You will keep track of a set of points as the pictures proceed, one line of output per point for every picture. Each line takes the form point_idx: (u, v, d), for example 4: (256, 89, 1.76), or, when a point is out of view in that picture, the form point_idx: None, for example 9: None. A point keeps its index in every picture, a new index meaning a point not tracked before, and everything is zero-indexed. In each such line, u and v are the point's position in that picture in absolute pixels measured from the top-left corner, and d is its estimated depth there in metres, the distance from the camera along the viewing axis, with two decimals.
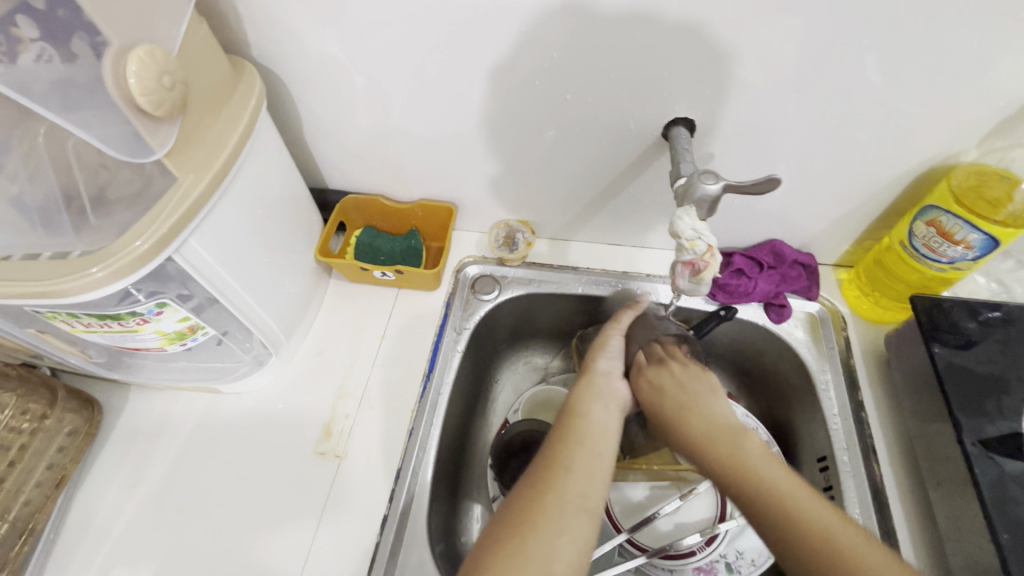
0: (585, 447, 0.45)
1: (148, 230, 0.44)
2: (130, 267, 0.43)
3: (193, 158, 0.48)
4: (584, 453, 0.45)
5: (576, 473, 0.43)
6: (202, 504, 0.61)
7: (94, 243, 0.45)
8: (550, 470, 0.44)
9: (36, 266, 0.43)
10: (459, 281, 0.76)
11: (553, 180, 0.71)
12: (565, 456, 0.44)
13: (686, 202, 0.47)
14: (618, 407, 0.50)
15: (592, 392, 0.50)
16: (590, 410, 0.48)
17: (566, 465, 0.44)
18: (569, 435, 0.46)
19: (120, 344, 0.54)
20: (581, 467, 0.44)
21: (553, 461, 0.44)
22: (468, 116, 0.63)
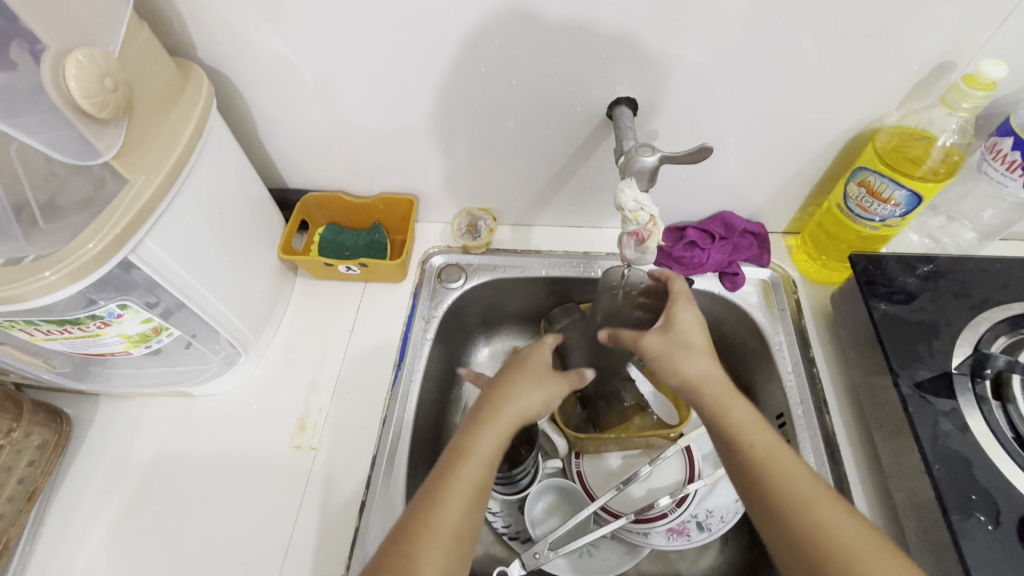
0: (467, 495, 0.47)
1: (101, 232, 0.45)
2: (84, 269, 0.44)
3: (143, 160, 0.48)
4: (452, 508, 0.46)
5: (439, 536, 0.45)
6: (179, 505, 0.61)
7: (47, 247, 0.45)
8: (418, 537, 0.45)
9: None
10: (425, 272, 0.78)
11: (509, 167, 0.72)
12: (442, 510, 0.46)
13: (627, 175, 0.49)
14: (494, 442, 0.50)
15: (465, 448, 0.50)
16: (481, 448, 0.50)
17: (438, 521, 0.46)
18: (453, 477, 0.48)
19: (83, 350, 0.54)
20: (443, 527, 0.46)
21: (426, 517, 0.46)
22: (421, 109, 0.65)
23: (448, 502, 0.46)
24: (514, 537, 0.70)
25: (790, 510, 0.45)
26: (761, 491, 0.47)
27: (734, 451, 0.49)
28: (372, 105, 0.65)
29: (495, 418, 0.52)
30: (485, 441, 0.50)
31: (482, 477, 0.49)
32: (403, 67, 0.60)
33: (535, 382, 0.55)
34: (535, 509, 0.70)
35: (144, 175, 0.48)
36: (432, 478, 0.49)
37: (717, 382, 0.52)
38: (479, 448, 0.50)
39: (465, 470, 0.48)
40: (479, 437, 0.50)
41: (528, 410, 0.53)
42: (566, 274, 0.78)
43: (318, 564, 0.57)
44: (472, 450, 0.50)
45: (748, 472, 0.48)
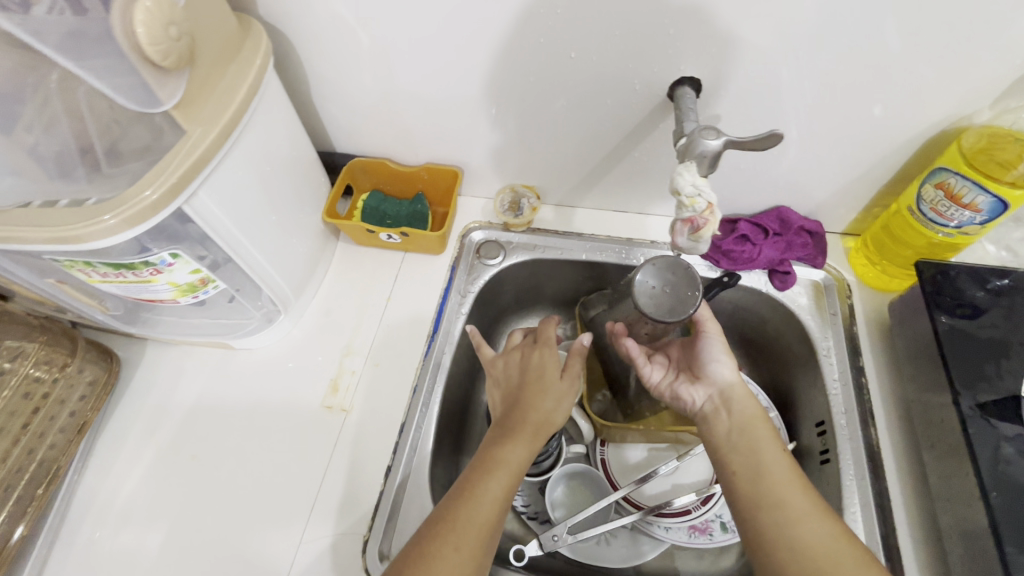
0: (494, 503, 0.48)
1: (154, 180, 0.45)
2: (141, 215, 0.45)
3: (201, 112, 0.48)
4: (481, 506, 0.47)
5: (465, 526, 0.46)
6: (215, 452, 0.64)
7: (105, 191, 0.46)
8: (448, 524, 0.46)
9: (53, 214, 0.44)
10: (465, 246, 0.77)
11: (560, 144, 0.70)
12: (470, 506, 0.47)
13: (687, 158, 0.47)
14: (522, 449, 0.51)
15: (491, 461, 0.50)
16: (510, 459, 0.50)
17: (467, 514, 0.46)
18: (481, 485, 0.48)
19: (136, 295, 0.55)
20: (468, 518, 0.46)
21: (456, 508, 0.47)
22: (474, 79, 0.63)
23: (477, 506, 0.47)
24: (533, 517, 0.70)
25: (796, 527, 0.47)
26: (775, 500, 0.48)
27: (749, 462, 0.51)
28: (425, 72, 0.63)
29: (522, 433, 0.52)
30: (516, 450, 0.51)
31: (509, 482, 0.49)
32: (461, 35, 0.59)
33: (558, 401, 0.55)
34: (556, 492, 0.70)
35: (200, 128, 0.48)
36: (458, 484, 0.49)
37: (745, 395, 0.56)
38: (509, 456, 0.50)
39: (495, 481, 0.49)
40: (507, 447, 0.51)
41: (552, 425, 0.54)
42: (606, 259, 0.76)
43: (343, 523, 0.59)
44: (503, 461, 0.50)
45: (757, 487, 0.50)
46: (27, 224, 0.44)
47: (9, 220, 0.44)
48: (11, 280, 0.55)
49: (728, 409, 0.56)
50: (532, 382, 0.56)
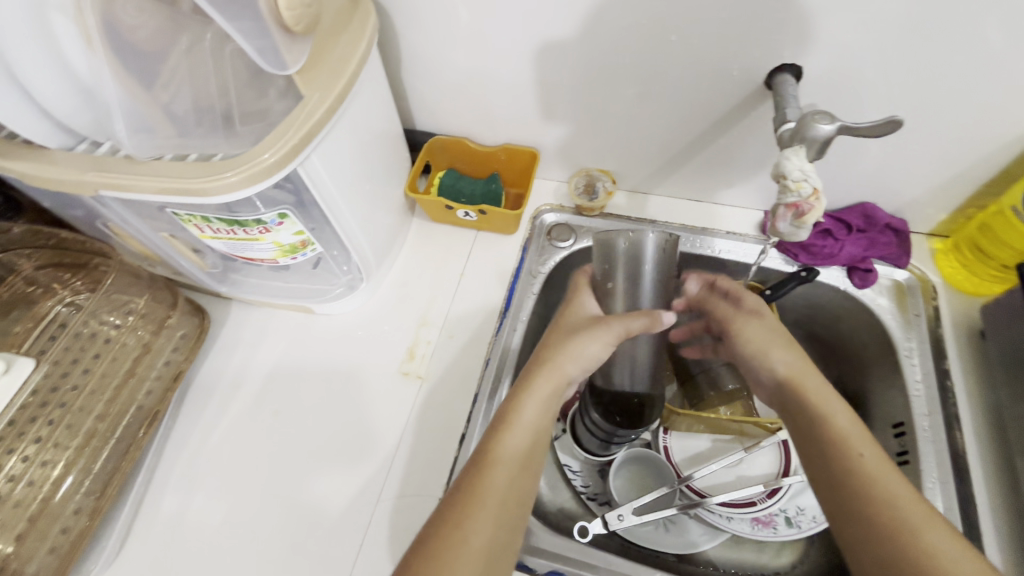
0: (513, 462, 0.50)
1: (278, 144, 0.48)
2: (258, 175, 0.47)
3: (317, 79, 0.50)
4: (503, 471, 0.49)
5: (490, 495, 0.47)
6: (297, 409, 0.67)
7: (231, 151, 0.49)
8: (473, 494, 0.47)
9: (184, 168, 0.47)
10: (536, 227, 0.78)
11: (643, 129, 0.70)
12: (493, 472, 0.49)
13: (795, 142, 0.46)
14: (540, 407, 0.53)
15: (514, 420, 0.52)
16: (523, 417, 0.52)
17: (491, 482, 0.48)
18: (501, 447, 0.50)
19: (240, 252, 0.58)
20: (495, 489, 0.48)
21: (482, 476, 0.48)
22: (565, 60, 0.64)
23: (496, 469, 0.49)
24: (593, 497, 0.71)
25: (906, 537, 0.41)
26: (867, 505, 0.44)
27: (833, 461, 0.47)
28: (517, 51, 0.64)
29: (537, 385, 0.54)
30: (526, 412, 0.52)
31: (527, 441, 0.51)
32: (560, 14, 0.59)
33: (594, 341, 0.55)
34: (619, 476, 0.70)
35: (319, 92, 0.50)
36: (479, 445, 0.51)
37: (810, 378, 0.53)
38: (522, 416, 0.52)
39: (507, 438, 0.51)
40: (523, 401, 0.53)
41: (570, 369, 0.55)
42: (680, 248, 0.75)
43: (418, 485, 0.61)
44: (515, 419, 0.52)
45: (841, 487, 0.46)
46: (156, 172, 0.47)
47: (138, 168, 0.47)
48: (126, 231, 0.58)
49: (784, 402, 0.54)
50: (543, 355, 0.56)
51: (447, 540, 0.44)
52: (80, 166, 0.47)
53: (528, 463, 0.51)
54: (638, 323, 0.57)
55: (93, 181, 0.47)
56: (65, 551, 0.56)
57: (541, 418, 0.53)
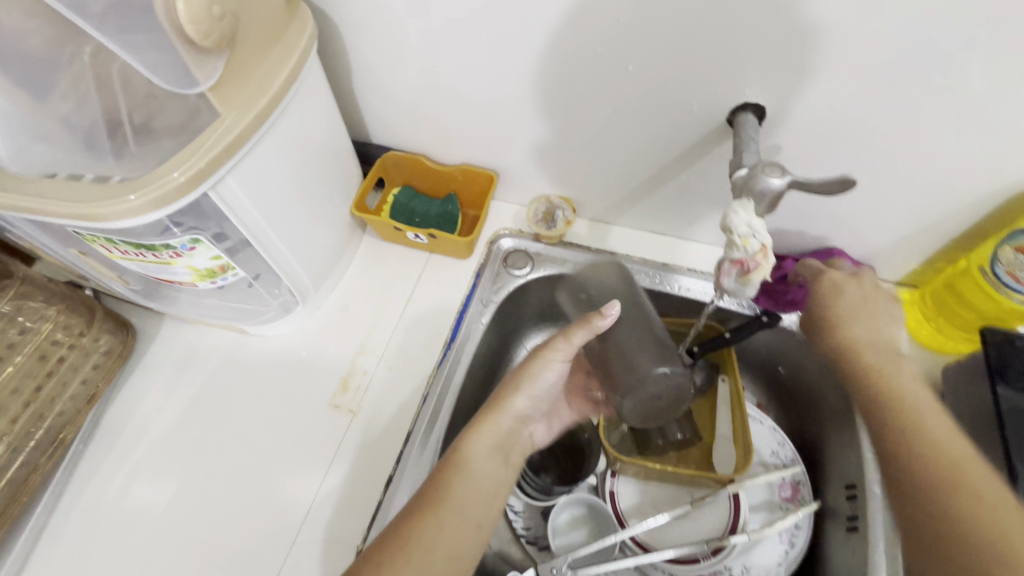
0: (459, 512, 0.50)
1: (184, 164, 0.44)
2: (167, 197, 0.43)
3: (237, 95, 0.47)
4: (452, 522, 0.50)
5: (432, 547, 0.48)
6: (218, 438, 0.63)
7: (133, 170, 0.44)
8: (413, 543, 0.47)
9: (79, 188, 0.43)
10: (493, 253, 0.74)
11: (604, 158, 0.67)
12: (437, 518, 0.49)
13: (744, 195, 0.43)
14: (496, 453, 0.54)
15: (469, 459, 0.52)
16: (475, 461, 0.52)
17: (434, 530, 0.49)
18: (453, 483, 0.51)
19: (155, 274, 0.54)
20: (437, 540, 0.48)
21: (418, 523, 0.49)
22: (519, 83, 0.60)
23: (441, 516, 0.49)
24: (531, 541, 0.68)
25: None
26: None
27: None
28: (471, 70, 0.61)
29: (491, 427, 0.54)
30: (478, 453, 0.53)
31: (478, 492, 0.52)
32: (512, 35, 0.56)
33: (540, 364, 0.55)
34: (558, 519, 0.67)
35: (235, 110, 0.46)
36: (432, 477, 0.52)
37: None
38: (476, 461, 0.52)
39: (456, 476, 0.51)
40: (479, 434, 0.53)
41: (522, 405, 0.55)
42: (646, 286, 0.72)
43: (337, 528, 0.57)
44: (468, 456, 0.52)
45: None
46: (48, 193, 0.43)
47: (30, 185, 0.43)
48: (35, 244, 0.55)
49: None
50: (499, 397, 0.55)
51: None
52: None
53: (474, 519, 0.51)
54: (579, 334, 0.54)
55: None
56: None
57: (493, 457, 0.54)
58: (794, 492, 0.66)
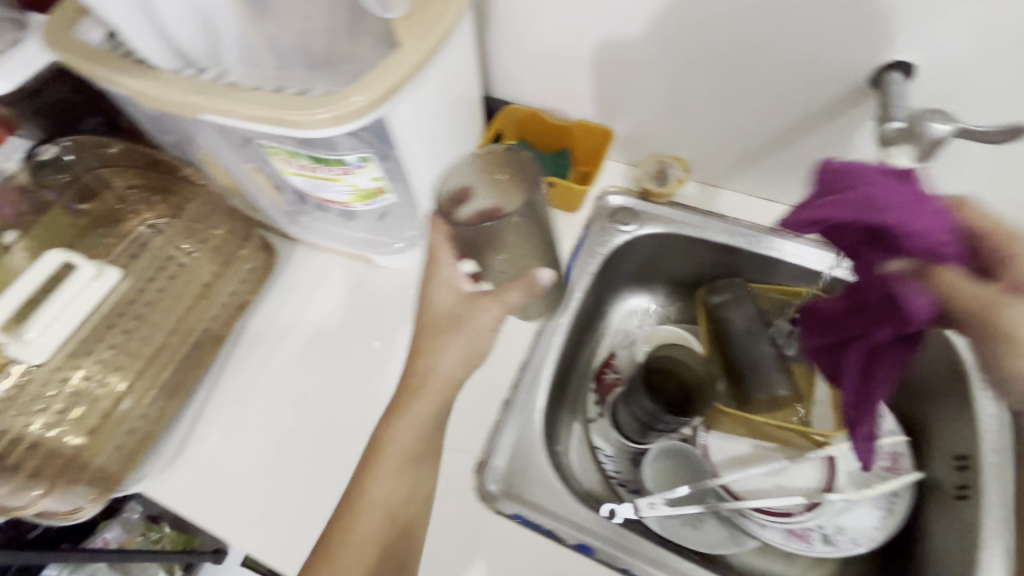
0: (388, 482, 0.53)
1: (374, 85, 0.47)
2: (346, 118, 0.48)
3: (415, 25, 0.49)
4: (381, 495, 0.53)
5: (370, 511, 0.53)
6: (349, 354, 0.68)
7: (330, 89, 0.49)
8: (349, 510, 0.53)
9: (283, 99, 0.48)
10: (600, 209, 0.77)
11: (727, 119, 0.68)
12: (372, 487, 0.53)
13: (903, 142, 0.45)
14: (413, 420, 0.54)
15: (387, 456, 0.53)
16: (397, 437, 0.54)
17: (369, 496, 0.53)
18: (372, 475, 0.54)
19: (318, 193, 0.59)
20: (367, 508, 0.53)
21: (363, 485, 0.54)
22: (664, 37, 0.62)
23: (376, 483, 0.53)
24: (620, 483, 0.71)
25: None
26: None
27: None
28: (615, 24, 0.63)
29: (413, 406, 0.54)
30: (399, 436, 0.54)
31: (401, 465, 0.54)
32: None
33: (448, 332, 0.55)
34: (652, 466, 0.70)
35: (413, 41, 0.49)
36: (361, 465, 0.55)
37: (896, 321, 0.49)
38: (397, 435, 0.54)
39: (378, 464, 0.54)
40: (394, 432, 0.54)
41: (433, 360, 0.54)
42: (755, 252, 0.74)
43: None
44: (387, 447, 0.54)
45: None
46: (248, 100, 0.48)
47: (237, 95, 0.48)
48: (212, 156, 0.60)
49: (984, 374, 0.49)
50: (411, 383, 0.55)
51: (330, 545, 0.52)
52: (182, 89, 0.49)
53: (411, 489, 0.55)
54: (517, 293, 0.53)
55: (196, 105, 0.49)
56: (129, 452, 0.60)
57: (422, 437, 0.55)
58: (894, 463, 0.65)
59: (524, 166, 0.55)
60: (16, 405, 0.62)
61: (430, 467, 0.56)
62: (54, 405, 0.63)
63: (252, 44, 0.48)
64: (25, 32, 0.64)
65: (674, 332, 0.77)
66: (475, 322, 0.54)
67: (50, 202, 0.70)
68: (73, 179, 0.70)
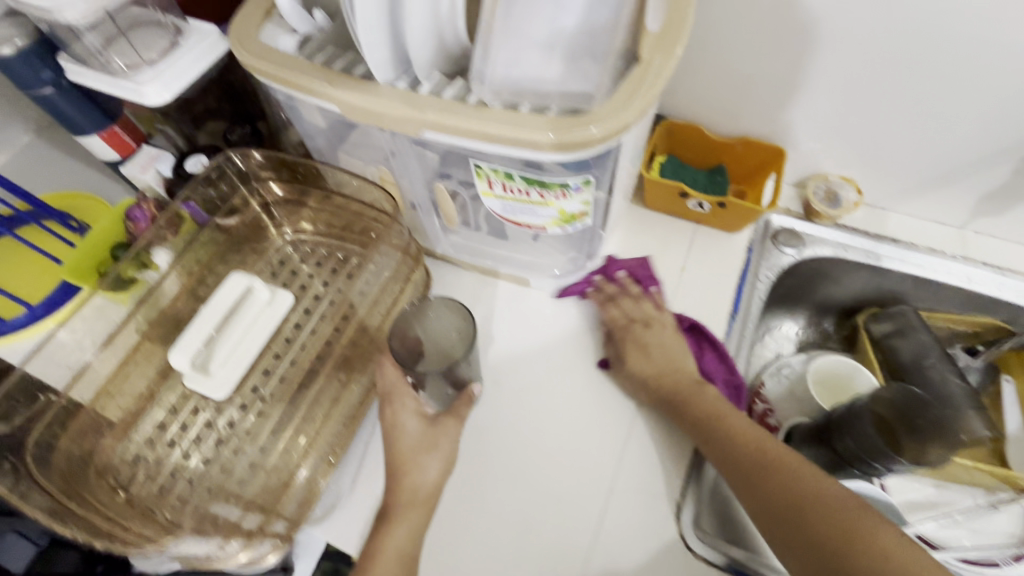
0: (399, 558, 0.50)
1: (647, 85, 0.42)
2: (576, 145, 0.42)
3: (664, 38, 0.43)
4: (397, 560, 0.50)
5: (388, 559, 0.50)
6: (517, 383, 0.64)
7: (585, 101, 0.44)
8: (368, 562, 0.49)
9: (544, 119, 0.43)
10: (760, 229, 0.73)
11: (919, 137, 0.64)
12: (393, 530, 0.51)
13: None
14: (434, 467, 0.53)
15: (407, 524, 0.51)
16: (411, 511, 0.51)
17: (390, 541, 0.50)
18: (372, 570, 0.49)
19: (512, 216, 0.55)
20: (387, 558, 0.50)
21: (381, 533, 0.51)
22: (886, 48, 0.58)
23: (394, 528, 0.51)
24: None
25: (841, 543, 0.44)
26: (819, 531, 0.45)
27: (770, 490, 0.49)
28: (829, 36, 0.59)
29: (410, 512, 0.51)
30: (398, 532, 0.51)
31: (411, 539, 0.51)
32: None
33: (431, 447, 0.53)
34: None
35: (659, 58, 0.43)
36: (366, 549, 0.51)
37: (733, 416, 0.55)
38: (413, 480, 0.52)
39: (390, 531, 0.51)
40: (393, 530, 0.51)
41: (418, 475, 0.52)
42: (937, 276, 0.70)
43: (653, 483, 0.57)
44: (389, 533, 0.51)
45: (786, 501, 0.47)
46: (473, 118, 0.43)
47: (463, 112, 0.44)
48: (399, 173, 0.58)
49: (654, 388, 0.59)
50: (398, 497, 0.52)
51: None
52: (402, 103, 0.45)
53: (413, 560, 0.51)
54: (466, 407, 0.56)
55: (419, 120, 0.44)
56: (303, 497, 0.54)
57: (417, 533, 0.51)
58: None
59: (468, 337, 0.57)
60: (166, 436, 0.58)
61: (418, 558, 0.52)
62: (198, 439, 0.58)
63: (504, 53, 0.44)
64: (186, 37, 0.61)
65: (846, 364, 0.71)
66: (446, 437, 0.54)
67: (184, 217, 0.64)
68: (219, 197, 0.66)
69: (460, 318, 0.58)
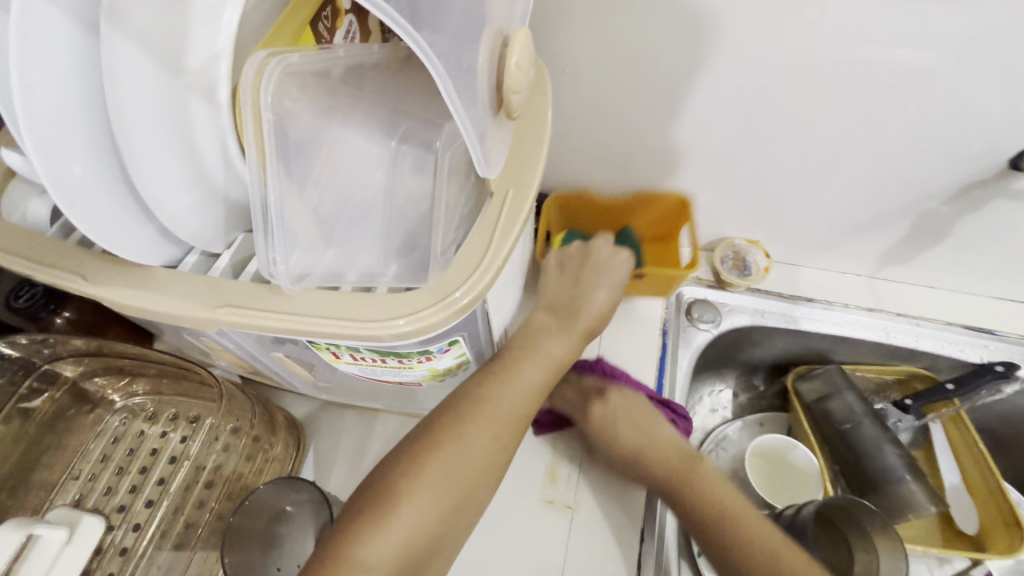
0: (458, 476, 0.37)
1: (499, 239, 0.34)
2: (438, 322, 0.32)
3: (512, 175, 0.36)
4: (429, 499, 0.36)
5: (426, 500, 0.36)
6: None
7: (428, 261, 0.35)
8: (425, 458, 0.37)
9: (381, 300, 0.33)
10: (672, 304, 0.68)
11: (819, 200, 0.61)
12: (478, 419, 0.38)
13: None
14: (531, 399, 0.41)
15: (487, 416, 0.39)
16: (479, 428, 0.38)
17: (456, 442, 0.37)
18: (457, 433, 0.38)
19: (377, 376, 0.45)
20: (437, 477, 0.36)
21: (449, 431, 0.38)
22: (774, 121, 0.53)
23: (470, 428, 0.38)
24: None
25: None
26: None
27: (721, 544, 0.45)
28: (712, 108, 0.53)
29: (497, 402, 0.39)
30: (481, 430, 0.38)
31: (482, 460, 0.38)
32: (786, 67, 0.48)
33: (533, 356, 0.43)
34: None
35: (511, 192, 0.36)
36: (418, 429, 0.39)
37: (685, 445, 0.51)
38: (498, 397, 0.40)
39: (470, 425, 0.38)
40: (473, 428, 0.38)
41: (499, 417, 0.39)
42: (857, 334, 0.66)
43: None
44: (481, 409, 0.39)
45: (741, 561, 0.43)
46: (290, 309, 0.33)
47: (275, 302, 0.33)
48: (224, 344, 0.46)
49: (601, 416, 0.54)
50: (504, 363, 0.41)
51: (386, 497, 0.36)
52: (192, 296, 0.33)
53: (457, 509, 0.37)
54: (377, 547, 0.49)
55: (213, 318, 0.33)
56: None
57: (474, 474, 0.38)
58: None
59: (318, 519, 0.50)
60: None
61: (481, 504, 0.40)
62: None
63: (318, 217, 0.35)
64: None
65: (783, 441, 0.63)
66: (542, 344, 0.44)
67: None
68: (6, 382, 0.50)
69: (304, 494, 0.50)
